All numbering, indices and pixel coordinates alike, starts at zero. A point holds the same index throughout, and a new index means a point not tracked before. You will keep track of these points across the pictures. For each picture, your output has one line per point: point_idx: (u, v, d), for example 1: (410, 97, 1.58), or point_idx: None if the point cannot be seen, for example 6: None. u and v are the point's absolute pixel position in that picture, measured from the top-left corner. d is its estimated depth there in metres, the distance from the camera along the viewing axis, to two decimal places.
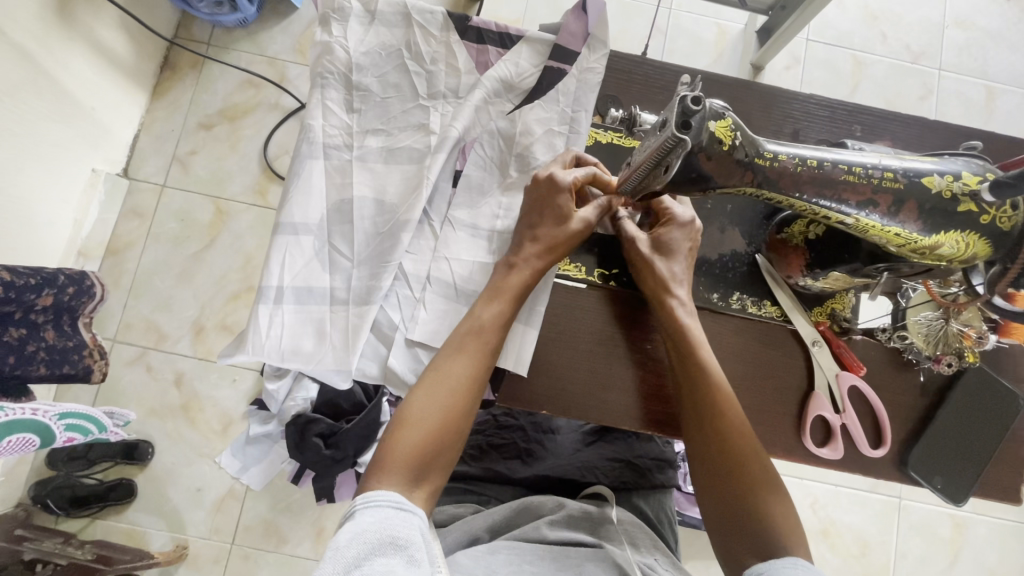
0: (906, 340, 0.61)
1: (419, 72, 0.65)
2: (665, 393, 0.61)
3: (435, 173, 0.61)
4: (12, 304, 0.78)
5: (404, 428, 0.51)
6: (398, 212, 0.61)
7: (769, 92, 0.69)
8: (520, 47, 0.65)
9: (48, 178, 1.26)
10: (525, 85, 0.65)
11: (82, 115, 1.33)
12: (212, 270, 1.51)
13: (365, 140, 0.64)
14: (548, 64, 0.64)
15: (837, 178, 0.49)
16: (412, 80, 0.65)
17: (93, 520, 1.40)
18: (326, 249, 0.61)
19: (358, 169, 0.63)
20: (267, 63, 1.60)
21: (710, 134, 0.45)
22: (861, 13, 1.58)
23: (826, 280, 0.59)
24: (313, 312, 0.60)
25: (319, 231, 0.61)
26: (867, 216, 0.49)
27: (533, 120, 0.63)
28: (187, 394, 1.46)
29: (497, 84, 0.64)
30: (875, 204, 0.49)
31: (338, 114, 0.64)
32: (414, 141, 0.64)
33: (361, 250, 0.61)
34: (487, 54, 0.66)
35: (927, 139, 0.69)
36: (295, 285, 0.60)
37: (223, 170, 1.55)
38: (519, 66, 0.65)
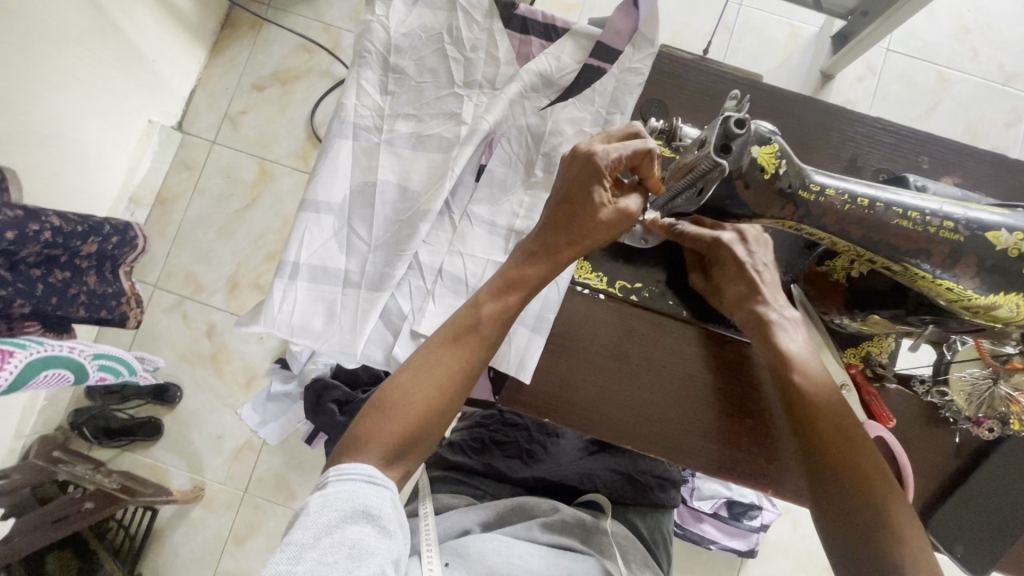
0: (945, 397, 0.57)
1: (458, 59, 0.63)
2: (733, 390, 0.59)
3: (459, 167, 0.59)
4: (59, 249, 0.82)
5: (383, 410, 0.50)
6: (420, 200, 0.60)
7: (832, 111, 0.63)
8: (564, 41, 0.62)
9: (107, 126, 1.32)
10: (564, 81, 0.61)
11: (142, 67, 1.37)
12: (252, 229, 1.55)
13: (395, 123, 0.62)
14: (588, 61, 0.62)
15: (888, 221, 0.44)
16: (450, 66, 0.63)
17: (122, 451, 1.50)
18: (345, 231, 0.60)
19: (385, 152, 0.62)
20: (322, 29, 1.61)
21: (752, 160, 0.42)
22: (953, 25, 1.45)
23: (864, 323, 0.55)
24: (325, 292, 0.59)
25: (341, 212, 0.61)
26: (916, 265, 0.46)
27: (565, 119, 0.61)
28: (217, 345, 1.52)
29: (535, 79, 0.61)
30: (928, 253, 0.45)
31: (371, 95, 0.62)
32: (445, 130, 0.62)
33: (379, 235, 0.60)
34: (530, 46, 0.63)
35: (1002, 180, 0.63)
36: (311, 264, 0.59)
37: (270, 132, 1.58)
38: (561, 59, 0.62)
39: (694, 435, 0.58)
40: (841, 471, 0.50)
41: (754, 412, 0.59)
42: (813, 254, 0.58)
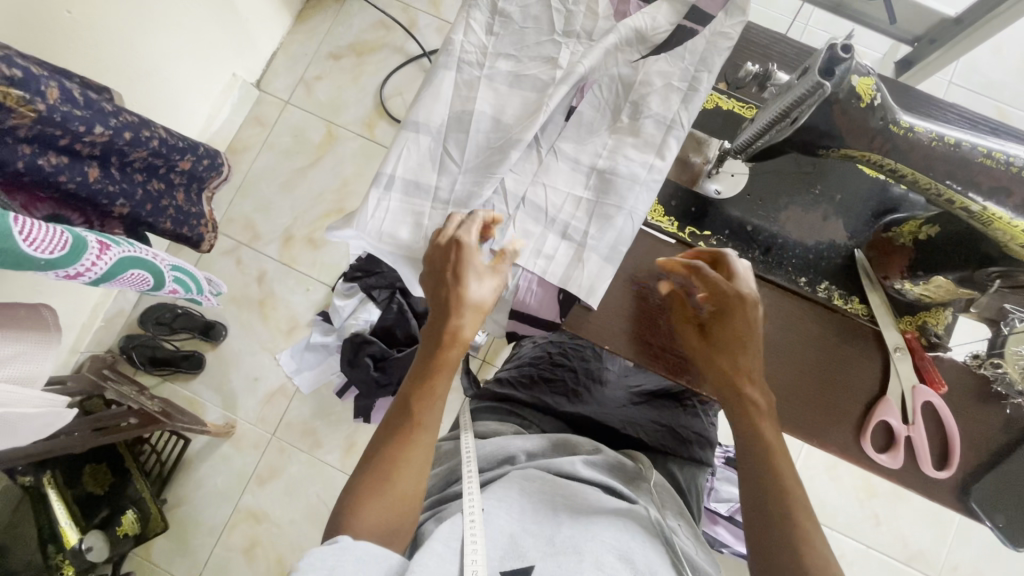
0: (999, 369, 0.59)
1: (560, 10, 0.68)
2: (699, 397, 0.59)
3: (554, 103, 0.64)
4: (161, 159, 0.89)
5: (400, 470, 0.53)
6: (512, 131, 0.65)
7: (913, 96, 0.67)
8: (660, 4, 0.67)
9: (197, 71, 1.42)
10: (658, 39, 0.66)
11: (235, 22, 1.47)
12: (312, 186, 1.63)
13: (496, 62, 0.67)
14: (682, 24, 0.66)
15: (972, 158, 0.50)
16: (552, 16, 0.68)
17: (164, 381, 1.57)
18: (439, 151, 0.65)
19: (484, 86, 0.67)
20: (401, 9, 1.70)
21: (851, 87, 0.49)
22: (1017, 65, 1.48)
23: (925, 286, 0.58)
24: (415, 205, 0.65)
25: (440, 135, 0.66)
26: (994, 205, 0.49)
27: (655, 72, 0.65)
28: (265, 291, 1.59)
29: (631, 34, 0.66)
30: (1009, 192, 0.49)
31: (478, 35, 0.68)
32: (540, 72, 0.67)
33: (470, 159, 0.65)
34: (627, 6, 0.68)
35: None
36: (406, 178, 0.65)
37: (341, 98, 1.66)
38: (656, 20, 0.66)
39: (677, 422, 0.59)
40: (778, 500, 0.50)
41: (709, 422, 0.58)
42: (880, 222, 0.62)
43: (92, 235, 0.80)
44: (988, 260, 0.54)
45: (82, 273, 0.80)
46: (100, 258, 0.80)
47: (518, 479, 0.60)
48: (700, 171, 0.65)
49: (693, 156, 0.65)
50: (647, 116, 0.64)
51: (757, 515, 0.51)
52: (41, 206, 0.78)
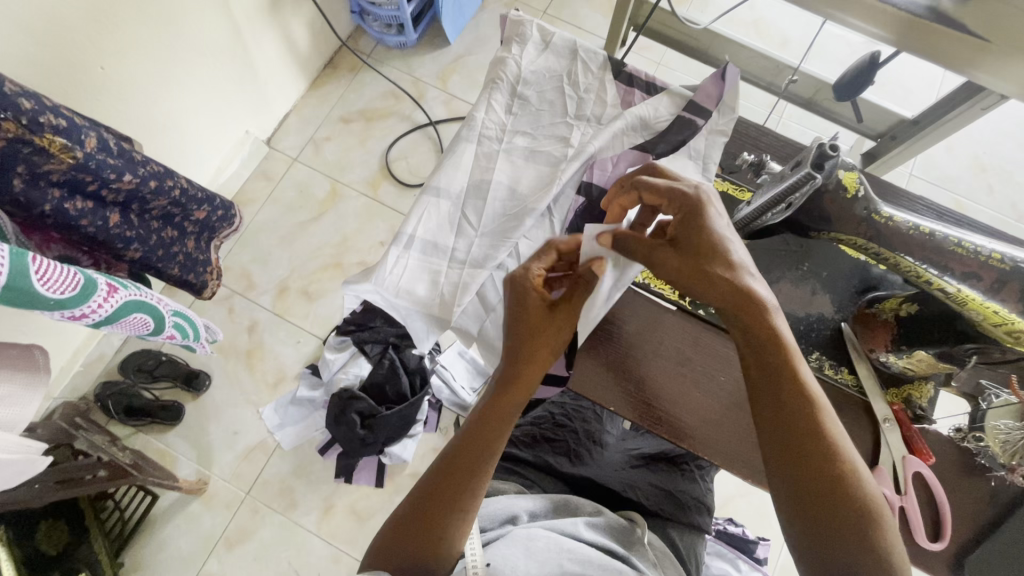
0: (981, 442, 0.61)
1: (572, 96, 0.77)
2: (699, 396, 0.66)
3: (565, 177, 0.71)
4: (178, 208, 0.92)
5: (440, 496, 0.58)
6: (528, 201, 0.71)
7: (886, 186, 0.76)
8: (661, 97, 0.75)
9: (212, 127, 1.49)
10: (660, 125, 0.74)
11: (254, 84, 1.57)
12: (312, 240, 1.66)
13: (514, 138, 0.75)
14: (680, 113, 0.74)
15: (945, 247, 0.56)
16: (565, 101, 0.77)
17: (137, 431, 1.50)
18: (457, 216, 0.72)
19: (502, 159, 0.74)
20: (411, 82, 1.82)
21: (839, 180, 0.56)
22: (970, 163, 1.65)
23: (909, 359, 0.62)
24: (432, 262, 0.69)
25: (460, 203, 0.72)
26: (968, 288, 0.56)
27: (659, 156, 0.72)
28: (255, 342, 1.58)
29: (636, 121, 0.73)
30: (978, 278, 0.55)
31: (498, 113, 0.76)
32: (554, 149, 0.74)
33: (487, 223, 0.71)
34: (632, 95, 0.77)
35: None
36: (425, 239, 0.70)
37: (347, 159, 1.74)
38: (658, 109, 0.74)
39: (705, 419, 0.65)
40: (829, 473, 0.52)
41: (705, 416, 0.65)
42: (863, 298, 0.66)
43: (102, 277, 0.81)
44: (966, 338, 0.58)
45: (86, 314, 0.80)
46: (106, 300, 0.81)
47: (522, 540, 0.59)
48: None
49: None
50: None
51: (812, 475, 0.53)
52: (54, 246, 0.80)
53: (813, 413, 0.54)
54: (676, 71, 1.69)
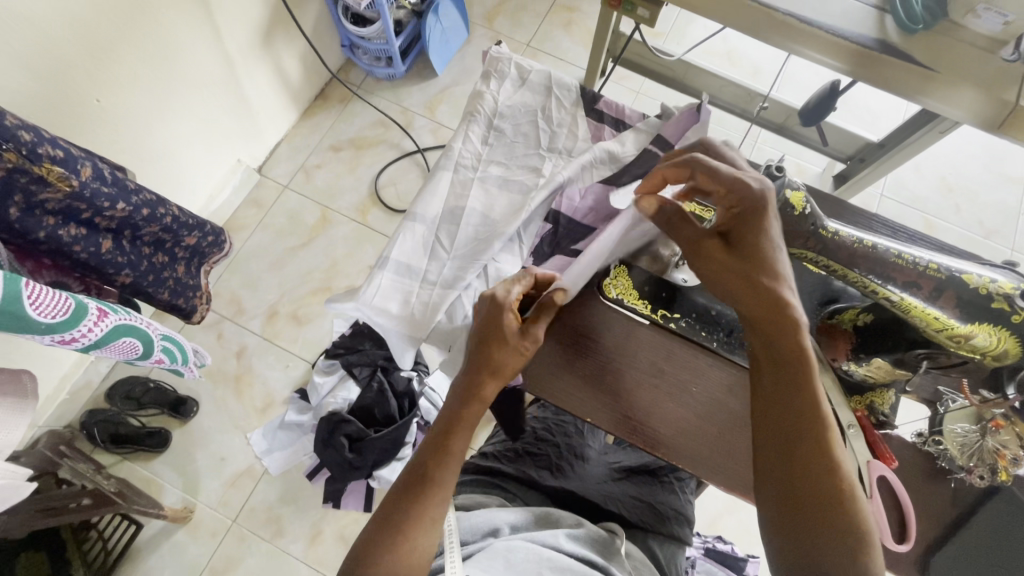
0: (940, 446, 0.65)
1: (545, 130, 0.84)
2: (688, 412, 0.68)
3: (532, 204, 0.76)
4: (169, 234, 0.94)
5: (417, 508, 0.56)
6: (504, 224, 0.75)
7: (844, 206, 0.81)
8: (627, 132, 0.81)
9: (205, 157, 1.53)
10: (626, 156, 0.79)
11: (246, 115, 1.61)
12: (302, 265, 1.69)
13: (488, 167, 0.81)
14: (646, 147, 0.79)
15: (888, 259, 0.61)
16: (539, 134, 0.83)
17: (122, 459, 1.49)
18: (432, 239, 0.76)
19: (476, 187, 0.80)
20: (400, 111, 1.88)
21: (785, 198, 0.62)
22: (937, 183, 1.72)
23: (868, 367, 0.65)
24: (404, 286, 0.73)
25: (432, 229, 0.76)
26: (910, 296, 0.60)
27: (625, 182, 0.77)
28: (243, 367, 1.58)
29: (602, 154, 0.79)
30: (918, 287, 0.60)
31: (475, 144, 0.82)
32: (526, 178, 0.81)
33: (459, 247, 0.75)
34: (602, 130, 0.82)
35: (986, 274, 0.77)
36: (400, 260, 0.74)
37: (337, 186, 1.78)
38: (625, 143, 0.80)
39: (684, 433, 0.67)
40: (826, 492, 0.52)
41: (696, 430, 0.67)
42: (824, 311, 0.70)
43: (92, 302, 0.83)
44: (916, 343, 0.62)
45: (76, 338, 0.81)
46: (96, 325, 0.82)
47: (502, 553, 0.60)
48: (667, 262, 0.75)
49: (663, 250, 0.74)
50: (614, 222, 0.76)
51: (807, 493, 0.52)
52: (46, 272, 0.81)
53: (821, 429, 0.53)
54: (654, 99, 1.76)
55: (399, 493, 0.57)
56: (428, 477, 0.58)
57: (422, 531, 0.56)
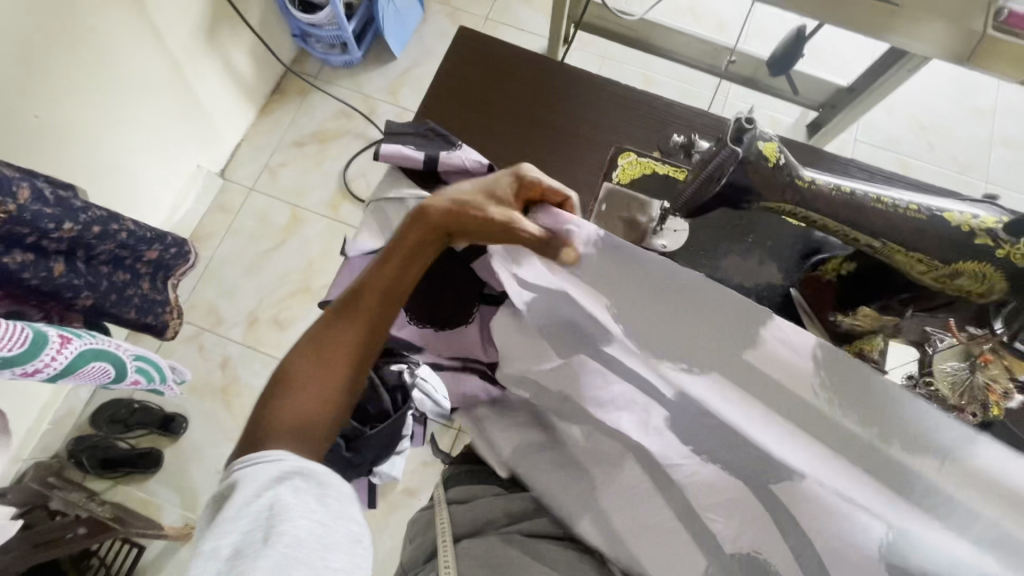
0: (931, 387, 0.62)
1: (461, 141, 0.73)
2: None
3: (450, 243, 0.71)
4: (127, 250, 0.90)
5: (293, 397, 0.55)
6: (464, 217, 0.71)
7: (813, 150, 0.81)
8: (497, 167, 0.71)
9: (161, 165, 1.46)
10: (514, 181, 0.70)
11: (201, 118, 1.55)
12: (277, 267, 1.64)
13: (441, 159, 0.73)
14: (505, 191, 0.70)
15: (867, 203, 0.59)
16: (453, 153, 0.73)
17: (116, 483, 1.46)
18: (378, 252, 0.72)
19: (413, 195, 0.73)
20: (361, 99, 1.82)
21: (759, 151, 0.58)
22: (910, 122, 1.71)
23: (856, 316, 0.66)
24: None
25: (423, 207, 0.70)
26: (894, 243, 0.59)
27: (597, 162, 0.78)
28: (229, 377, 1.55)
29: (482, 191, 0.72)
30: (900, 231, 0.59)
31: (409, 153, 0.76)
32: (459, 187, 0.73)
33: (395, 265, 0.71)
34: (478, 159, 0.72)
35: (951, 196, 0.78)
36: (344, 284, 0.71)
37: (305, 182, 1.72)
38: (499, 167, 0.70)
39: None
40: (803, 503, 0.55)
41: None
42: (808, 262, 0.70)
43: (53, 329, 0.79)
44: (908, 287, 0.65)
45: (39, 369, 0.77)
46: (60, 352, 0.79)
47: (498, 543, 0.58)
48: (645, 230, 0.71)
49: (639, 217, 0.71)
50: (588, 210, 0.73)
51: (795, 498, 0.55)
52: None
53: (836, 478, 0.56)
54: (620, 63, 1.72)
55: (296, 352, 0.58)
56: (323, 350, 0.58)
57: (299, 395, 0.55)
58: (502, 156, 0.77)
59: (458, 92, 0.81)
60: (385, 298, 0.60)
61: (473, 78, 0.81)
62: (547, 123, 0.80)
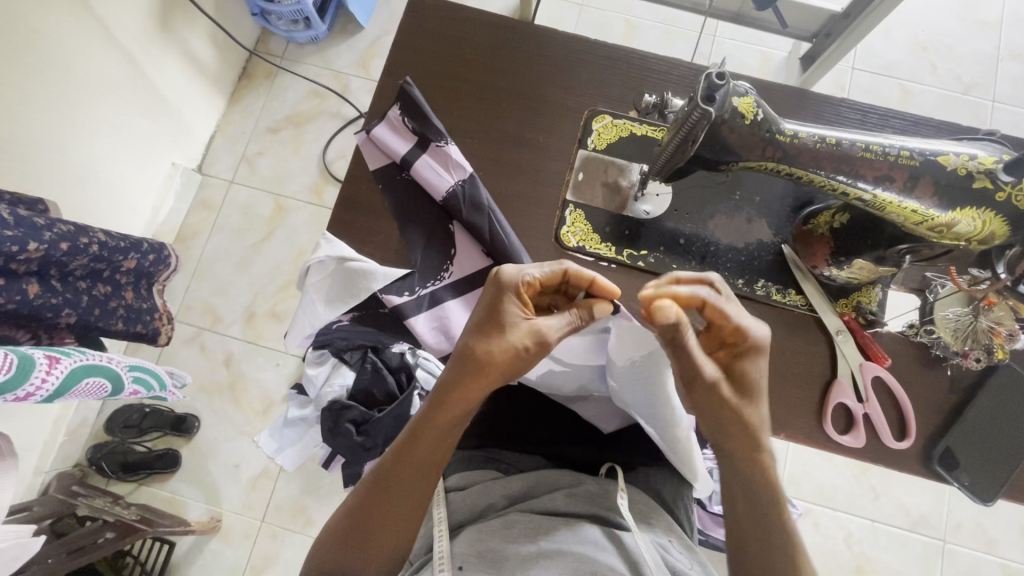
0: (933, 335, 0.67)
1: (434, 147, 0.70)
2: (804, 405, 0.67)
3: (418, 255, 0.69)
4: (103, 263, 0.88)
5: (379, 533, 0.58)
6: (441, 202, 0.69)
7: (803, 92, 0.76)
8: (460, 188, 0.69)
9: (133, 167, 1.42)
10: (477, 203, 0.68)
11: (168, 113, 1.49)
12: (268, 260, 1.62)
13: (414, 144, 0.70)
14: (464, 213, 0.68)
15: (853, 154, 0.57)
16: (427, 159, 0.70)
17: (139, 485, 1.50)
18: (342, 267, 0.68)
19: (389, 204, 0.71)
20: (332, 76, 1.74)
21: (733, 108, 0.55)
22: (910, 44, 1.61)
23: (850, 269, 0.66)
24: (312, 310, 0.69)
25: (358, 258, 0.68)
26: (883, 191, 0.57)
27: (569, 128, 0.74)
28: (235, 374, 1.56)
29: (445, 204, 0.69)
30: (891, 179, 0.56)
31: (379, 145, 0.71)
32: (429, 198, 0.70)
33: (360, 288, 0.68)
34: (448, 173, 0.69)
35: (952, 133, 0.75)
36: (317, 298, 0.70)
37: (284, 170, 1.67)
38: (469, 190, 0.69)
39: (791, 422, 0.67)
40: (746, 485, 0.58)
41: (796, 409, 0.67)
42: (799, 216, 0.68)
43: (39, 351, 0.78)
44: (897, 240, 0.61)
45: (32, 393, 0.76)
46: (50, 373, 0.77)
47: (498, 528, 0.61)
48: (628, 195, 0.71)
49: (620, 181, 0.71)
50: (572, 181, 0.71)
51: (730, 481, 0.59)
52: None
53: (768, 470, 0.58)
54: (599, 9, 1.62)
55: (342, 530, 0.59)
56: (371, 528, 0.58)
57: (360, 569, 0.58)
58: (471, 133, 0.73)
59: (419, 65, 0.75)
60: (423, 463, 0.59)
61: (434, 49, 0.76)
62: (515, 91, 0.75)
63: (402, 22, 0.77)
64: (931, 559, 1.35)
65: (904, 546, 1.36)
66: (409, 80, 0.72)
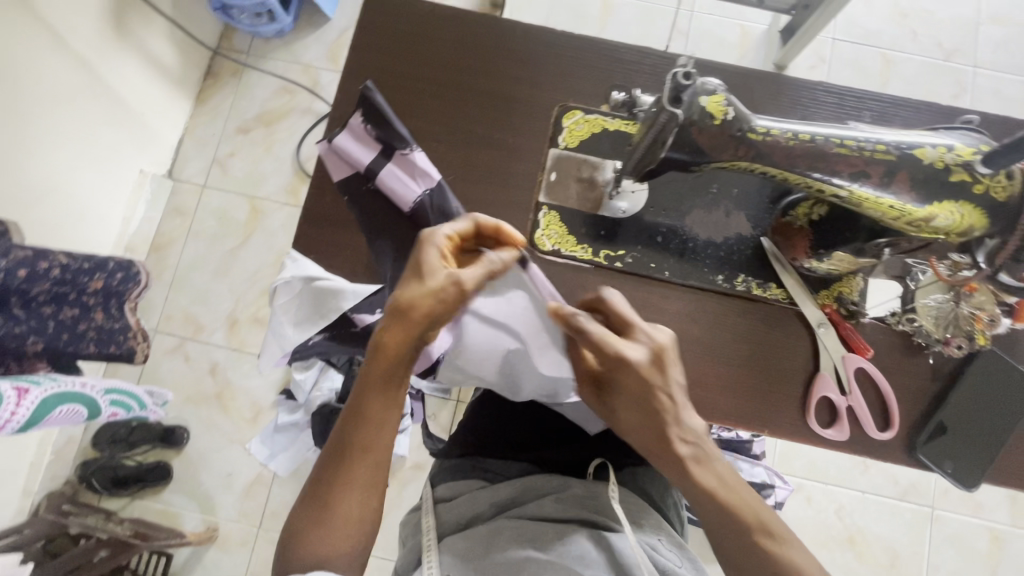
0: (915, 323, 0.67)
1: (399, 156, 0.67)
2: (790, 402, 0.67)
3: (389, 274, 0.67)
4: (67, 286, 0.85)
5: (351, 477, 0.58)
6: (409, 214, 0.67)
7: (779, 78, 0.74)
8: (427, 200, 0.66)
9: (100, 177, 1.38)
10: (446, 216, 0.66)
11: (133, 120, 1.45)
12: (247, 264, 1.58)
13: (379, 152, 0.68)
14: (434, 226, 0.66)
15: (829, 150, 0.55)
16: (392, 169, 0.67)
17: (132, 500, 1.48)
18: (311, 290, 0.66)
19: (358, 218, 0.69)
20: (301, 70, 1.68)
21: (702, 108, 0.53)
22: (890, 11, 1.58)
23: (830, 262, 0.64)
24: (281, 333, 0.67)
25: (327, 277, 0.67)
26: (860, 187, 0.56)
27: (541, 127, 0.71)
28: (221, 382, 1.54)
29: (414, 216, 0.67)
30: (868, 175, 0.55)
31: (341, 154, 0.68)
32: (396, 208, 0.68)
33: (332, 308, 0.66)
34: (415, 183, 0.67)
35: (933, 116, 0.73)
36: (287, 320, 0.67)
37: (258, 171, 1.63)
38: (437, 201, 0.66)
39: (776, 420, 0.67)
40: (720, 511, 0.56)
41: (781, 404, 0.67)
42: (778, 208, 0.67)
43: (6, 382, 0.75)
44: (876, 234, 0.60)
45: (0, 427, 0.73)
46: (19, 405, 0.74)
47: (483, 536, 0.60)
48: (603, 193, 0.69)
49: (594, 178, 0.69)
50: (546, 183, 0.69)
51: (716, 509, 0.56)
52: None
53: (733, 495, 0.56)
54: None
55: (315, 486, 0.59)
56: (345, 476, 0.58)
57: (333, 516, 0.58)
58: (438, 138, 0.71)
59: (381, 68, 0.72)
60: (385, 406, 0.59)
61: (394, 49, 0.73)
62: (482, 90, 0.72)
63: (360, 22, 0.74)
64: (919, 526, 1.38)
65: (894, 516, 1.38)
66: (369, 83, 0.68)
